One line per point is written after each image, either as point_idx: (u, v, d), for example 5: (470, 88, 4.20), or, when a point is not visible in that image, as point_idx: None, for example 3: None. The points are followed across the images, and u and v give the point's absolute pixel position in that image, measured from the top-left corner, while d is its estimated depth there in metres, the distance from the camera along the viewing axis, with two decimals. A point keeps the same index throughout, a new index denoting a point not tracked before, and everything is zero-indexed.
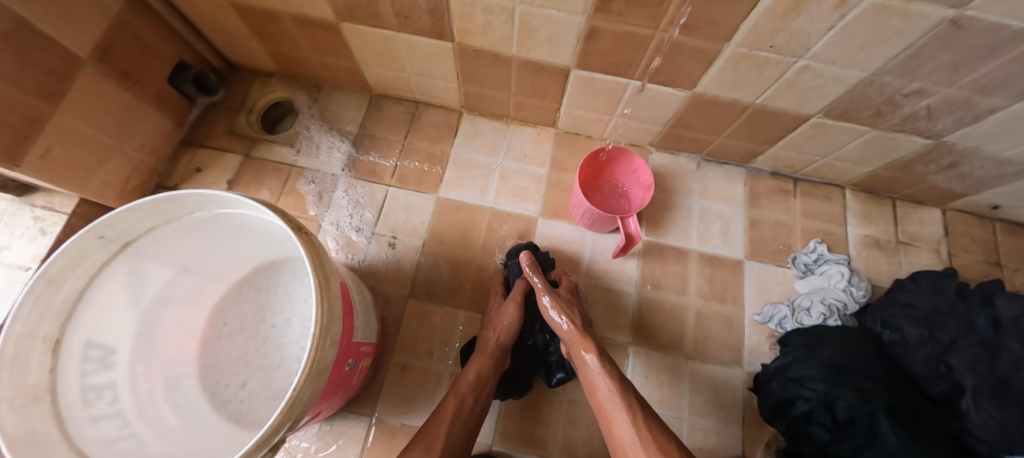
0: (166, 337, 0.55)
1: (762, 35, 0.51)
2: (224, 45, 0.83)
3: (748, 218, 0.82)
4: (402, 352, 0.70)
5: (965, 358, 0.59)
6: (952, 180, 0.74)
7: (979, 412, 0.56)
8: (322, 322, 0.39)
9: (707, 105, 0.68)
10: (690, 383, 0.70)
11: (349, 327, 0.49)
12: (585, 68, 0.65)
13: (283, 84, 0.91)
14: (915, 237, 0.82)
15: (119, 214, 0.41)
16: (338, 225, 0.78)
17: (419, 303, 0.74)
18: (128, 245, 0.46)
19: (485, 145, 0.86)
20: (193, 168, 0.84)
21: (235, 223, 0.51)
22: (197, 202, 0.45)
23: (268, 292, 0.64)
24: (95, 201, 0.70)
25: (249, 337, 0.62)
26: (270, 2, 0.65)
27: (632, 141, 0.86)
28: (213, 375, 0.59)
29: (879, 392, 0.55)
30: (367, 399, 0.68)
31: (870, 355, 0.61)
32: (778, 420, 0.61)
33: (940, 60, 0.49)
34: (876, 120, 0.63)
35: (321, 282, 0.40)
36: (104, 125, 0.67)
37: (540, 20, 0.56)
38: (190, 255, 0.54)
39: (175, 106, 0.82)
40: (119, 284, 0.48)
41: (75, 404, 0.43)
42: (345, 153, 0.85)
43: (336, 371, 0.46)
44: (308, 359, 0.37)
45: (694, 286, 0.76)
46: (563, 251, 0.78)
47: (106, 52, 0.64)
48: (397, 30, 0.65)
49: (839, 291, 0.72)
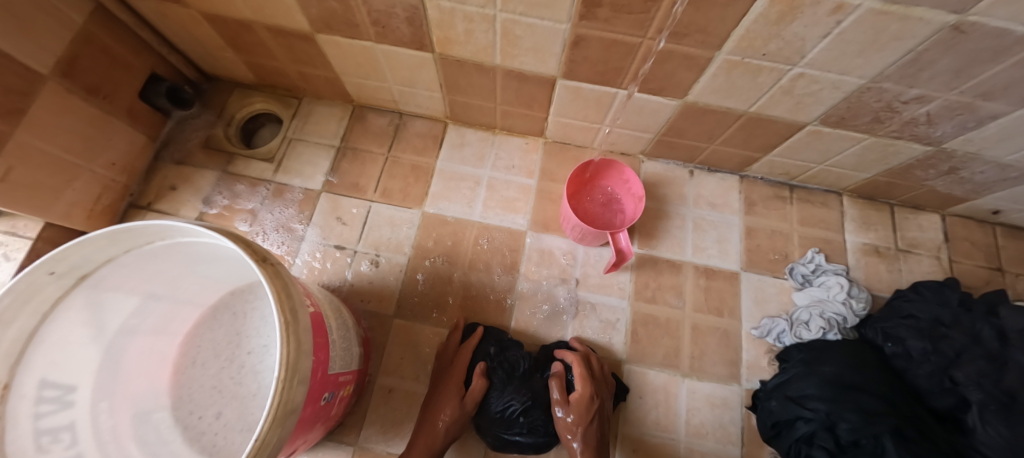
0: (133, 370, 0.52)
1: (755, 42, 0.49)
2: (199, 56, 0.80)
3: (744, 227, 0.80)
4: (388, 376, 0.68)
5: (970, 372, 0.56)
6: (952, 186, 0.72)
7: (986, 429, 0.54)
8: (288, 361, 0.36)
9: (700, 113, 0.66)
10: (687, 402, 0.68)
11: (324, 358, 0.46)
12: (572, 77, 0.63)
13: (262, 96, 0.88)
14: (915, 244, 0.80)
15: (69, 249, 0.38)
16: (320, 243, 0.76)
17: (405, 323, 0.71)
18: (85, 277, 0.43)
19: (472, 156, 0.84)
20: (168, 185, 0.80)
21: (202, 249, 0.49)
22: (156, 232, 0.42)
23: (244, 317, 0.61)
24: (62, 224, 0.67)
25: (225, 364, 0.59)
26: (241, 11, 0.61)
27: (623, 150, 0.83)
28: (186, 406, 0.55)
29: (883, 412, 0.53)
30: (350, 425, 0.65)
31: (873, 370, 0.59)
32: (778, 439, 0.59)
33: (942, 65, 0.47)
34: (874, 127, 0.61)
35: (287, 316, 0.38)
36: (72, 143, 0.64)
37: (524, 28, 0.54)
38: (158, 282, 0.51)
39: (149, 121, 0.79)
40: (76, 317, 0.45)
41: (27, 451, 0.39)
42: (326, 167, 0.82)
43: (311, 406, 0.44)
44: (272, 403, 0.34)
45: (689, 299, 0.74)
46: (554, 266, 0.76)
47: (70, 67, 0.61)
48: (376, 40, 0.62)
49: (839, 304, 0.70)
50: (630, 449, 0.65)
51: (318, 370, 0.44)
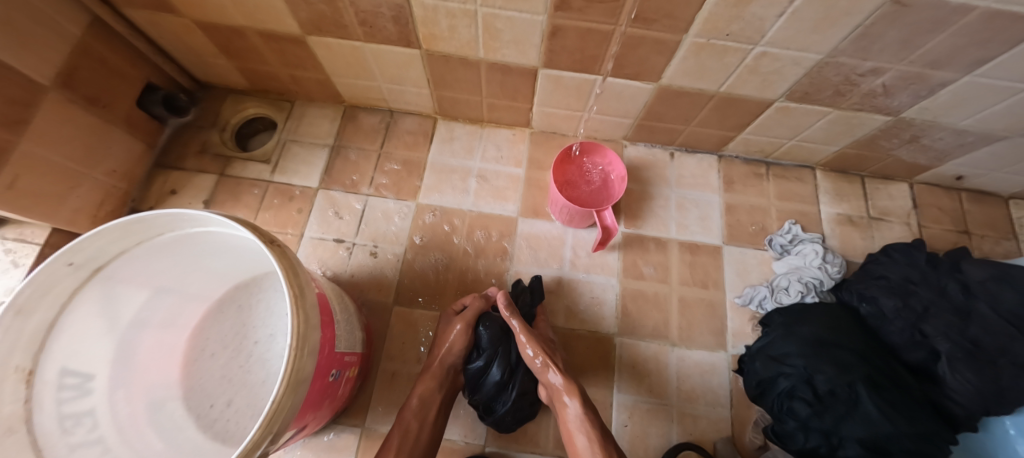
0: (145, 361, 0.54)
1: (718, 24, 0.52)
2: (193, 64, 0.82)
3: (724, 204, 0.84)
4: (390, 360, 0.71)
5: (937, 325, 0.60)
6: (916, 154, 0.76)
7: (955, 376, 0.57)
8: (298, 332, 0.39)
9: (674, 95, 0.70)
10: (677, 370, 0.71)
11: (330, 336, 0.49)
12: (552, 66, 0.66)
13: (256, 101, 0.91)
14: (886, 212, 0.84)
15: (87, 239, 0.40)
16: (319, 236, 0.79)
17: (405, 310, 0.74)
18: (100, 269, 0.46)
19: (462, 149, 0.87)
20: (167, 190, 0.83)
21: (211, 241, 0.51)
22: (166, 223, 0.45)
23: (250, 309, 0.63)
24: (66, 230, 0.69)
25: (234, 354, 0.61)
26: (233, 18, 0.64)
27: (606, 136, 0.87)
28: (198, 396, 0.57)
29: (859, 364, 0.56)
30: (356, 409, 0.68)
31: (848, 328, 0.62)
32: (763, 398, 0.62)
33: (889, 37, 0.51)
34: (836, 101, 0.65)
35: (296, 292, 0.41)
36: (73, 152, 0.66)
37: (503, 22, 0.57)
38: (166, 275, 0.53)
39: (146, 129, 0.81)
40: (91, 310, 0.47)
41: (51, 435, 0.42)
42: (321, 165, 0.85)
43: (319, 381, 0.47)
44: (285, 369, 0.37)
45: (674, 274, 0.78)
46: (546, 249, 0.79)
47: (70, 77, 0.63)
48: (364, 39, 0.66)
49: (815, 269, 0.74)
50: (626, 417, 0.68)
51: (326, 347, 0.47)
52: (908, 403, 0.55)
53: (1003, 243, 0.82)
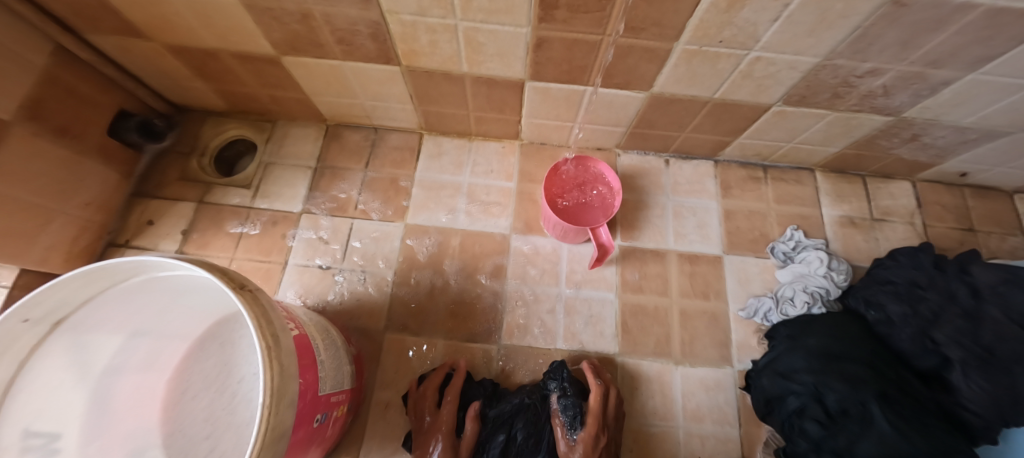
0: (123, 409, 0.51)
1: (709, 31, 0.50)
2: (167, 88, 0.79)
3: (722, 211, 0.82)
4: (384, 390, 0.68)
5: (948, 332, 0.58)
6: (917, 152, 0.74)
7: (969, 385, 0.55)
8: (273, 385, 0.36)
9: (667, 103, 0.67)
10: (682, 388, 0.69)
11: (313, 379, 0.46)
12: (540, 78, 0.64)
13: (236, 123, 0.88)
14: (888, 212, 0.82)
15: (43, 293, 0.38)
16: (306, 262, 0.76)
17: (398, 337, 0.71)
18: (62, 321, 0.44)
19: (450, 164, 0.84)
20: (146, 220, 0.80)
21: (183, 281, 0.49)
22: (131, 268, 0.42)
23: (233, 346, 0.58)
24: (40, 268, 0.66)
25: (216, 395, 0.56)
26: (205, 40, 0.62)
27: (598, 145, 0.85)
28: (180, 441, 0.53)
29: (869, 378, 0.54)
30: (350, 443, 0.65)
31: (857, 339, 0.60)
32: (773, 416, 0.61)
33: (889, 38, 0.48)
34: (834, 103, 0.63)
35: (269, 341, 0.38)
36: (43, 187, 0.63)
37: (486, 35, 0.55)
38: (138, 318, 0.51)
39: (120, 158, 0.78)
40: (58, 362, 0.45)
41: None
42: (305, 187, 0.82)
43: (302, 429, 0.44)
44: (258, 428, 0.34)
45: (675, 286, 0.75)
46: (541, 265, 0.76)
47: (36, 109, 0.60)
48: (342, 57, 0.63)
49: (820, 278, 0.72)
50: (632, 440, 0.66)
51: (308, 392, 0.45)
52: (924, 419, 0.52)
53: (1009, 239, 0.80)
